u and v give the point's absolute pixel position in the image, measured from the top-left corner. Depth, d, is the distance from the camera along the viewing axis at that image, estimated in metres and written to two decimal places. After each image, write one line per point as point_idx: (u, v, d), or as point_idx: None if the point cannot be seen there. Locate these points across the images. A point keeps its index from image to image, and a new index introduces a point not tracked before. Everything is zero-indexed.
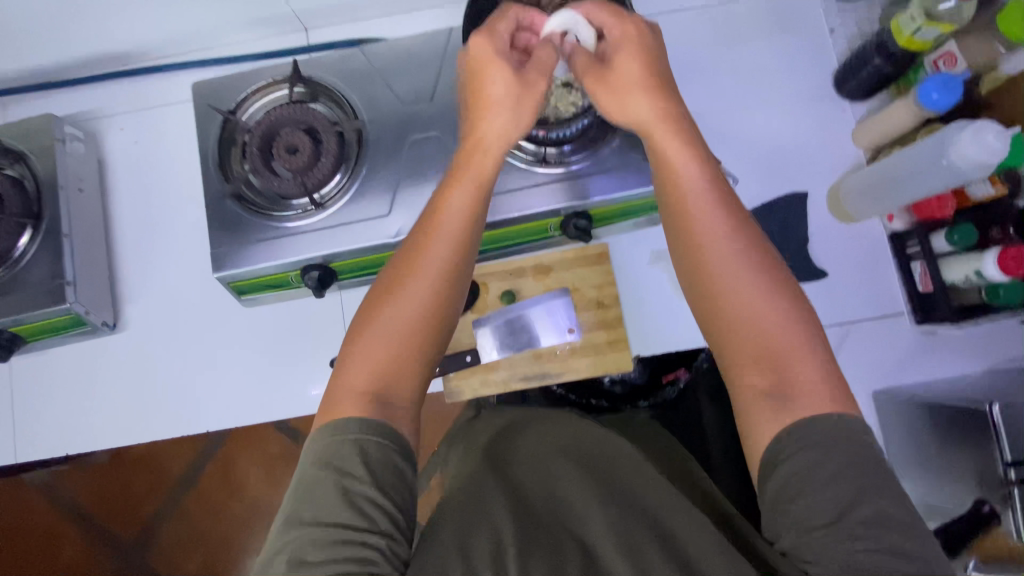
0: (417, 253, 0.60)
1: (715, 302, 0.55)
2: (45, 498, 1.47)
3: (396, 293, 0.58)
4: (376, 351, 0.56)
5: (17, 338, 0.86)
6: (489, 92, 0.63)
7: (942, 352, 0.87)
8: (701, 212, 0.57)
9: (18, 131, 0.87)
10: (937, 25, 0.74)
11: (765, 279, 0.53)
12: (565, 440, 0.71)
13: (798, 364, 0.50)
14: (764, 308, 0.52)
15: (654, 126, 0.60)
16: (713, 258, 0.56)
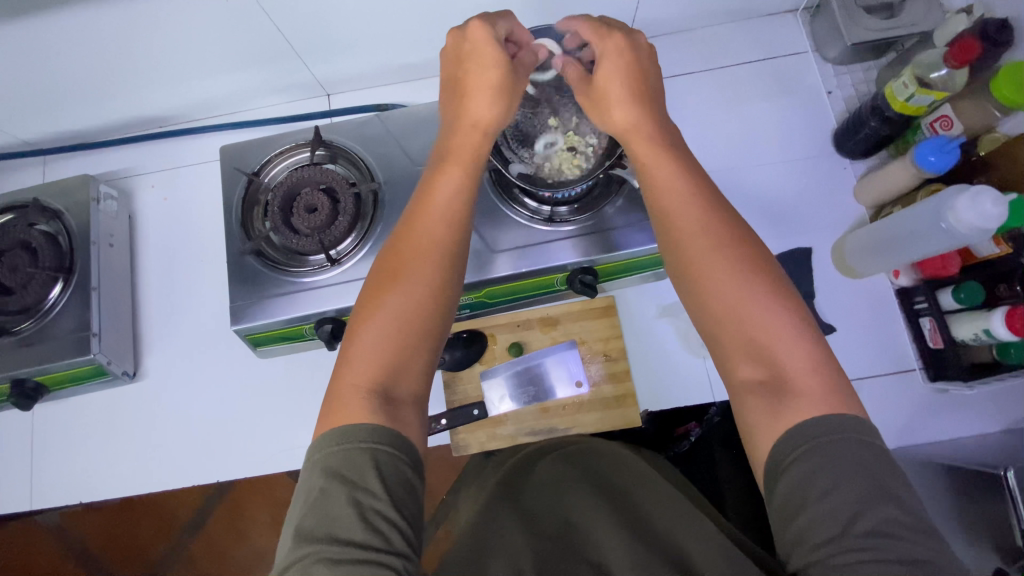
0: (414, 254, 0.62)
1: (710, 305, 0.56)
2: (54, 541, 1.47)
3: (392, 290, 0.60)
4: (373, 345, 0.58)
5: (41, 387, 0.89)
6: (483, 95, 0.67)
7: (956, 411, 0.85)
8: (693, 215, 0.59)
9: (57, 190, 0.93)
10: (929, 92, 0.77)
11: (752, 273, 0.56)
12: (578, 464, 0.72)
13: (792, 356, 0.52)
14: (756, 302, 0.54)
15: (650, 144, 0.64)
16: (707, 266, 0.57)
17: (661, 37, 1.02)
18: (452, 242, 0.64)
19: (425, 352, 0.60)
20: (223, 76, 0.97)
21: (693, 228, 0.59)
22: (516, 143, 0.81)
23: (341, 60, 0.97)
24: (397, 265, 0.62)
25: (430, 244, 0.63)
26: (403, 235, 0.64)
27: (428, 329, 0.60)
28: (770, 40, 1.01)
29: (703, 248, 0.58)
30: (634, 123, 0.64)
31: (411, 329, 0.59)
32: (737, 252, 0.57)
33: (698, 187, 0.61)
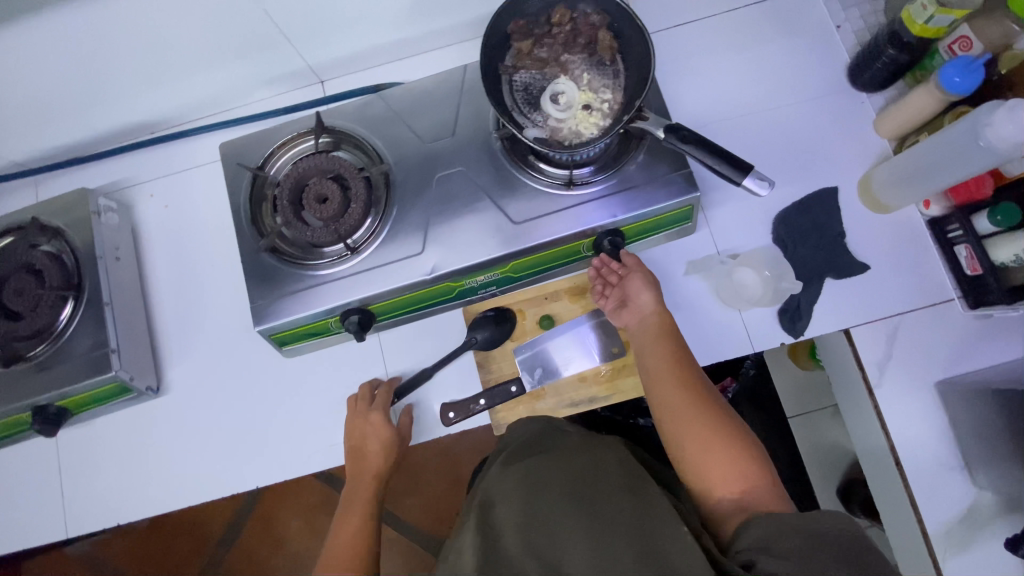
0: (347, 504, 0.79)
1: (686, 456, 0.68)
2: (88, 570, 1.45)
3: (352, 513, 0.78)
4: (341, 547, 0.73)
5: (64, 411, 0.87)
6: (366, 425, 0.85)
7: (1000, 336, 0.83)
8: (659, 358, 0.75)
9: (56, 207, 0.90)
10: (950, 11, 0.75)
11: (721, 431, 0.68)
12: (537, 478, 0.68)
13: (752, 484, 0.64)
14: (724, 459, 0.66)
15: (649, 305, 0.80)
16: (684, 430, 0.69)
17: None
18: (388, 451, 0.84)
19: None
20: (212, 71, 0.93)
21: (661, 380, 0.73)
22: (528, 106, 0.81)
23: (334, 43, 0.94)
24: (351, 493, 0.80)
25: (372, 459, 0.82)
26: (358, 420, 0.85)
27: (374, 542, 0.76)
28: None
29: (668, 387, 0.72)
30: (639, 316, 0.80)
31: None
32: (709, 420, 0.68)
33: (693, 395, 0.71)
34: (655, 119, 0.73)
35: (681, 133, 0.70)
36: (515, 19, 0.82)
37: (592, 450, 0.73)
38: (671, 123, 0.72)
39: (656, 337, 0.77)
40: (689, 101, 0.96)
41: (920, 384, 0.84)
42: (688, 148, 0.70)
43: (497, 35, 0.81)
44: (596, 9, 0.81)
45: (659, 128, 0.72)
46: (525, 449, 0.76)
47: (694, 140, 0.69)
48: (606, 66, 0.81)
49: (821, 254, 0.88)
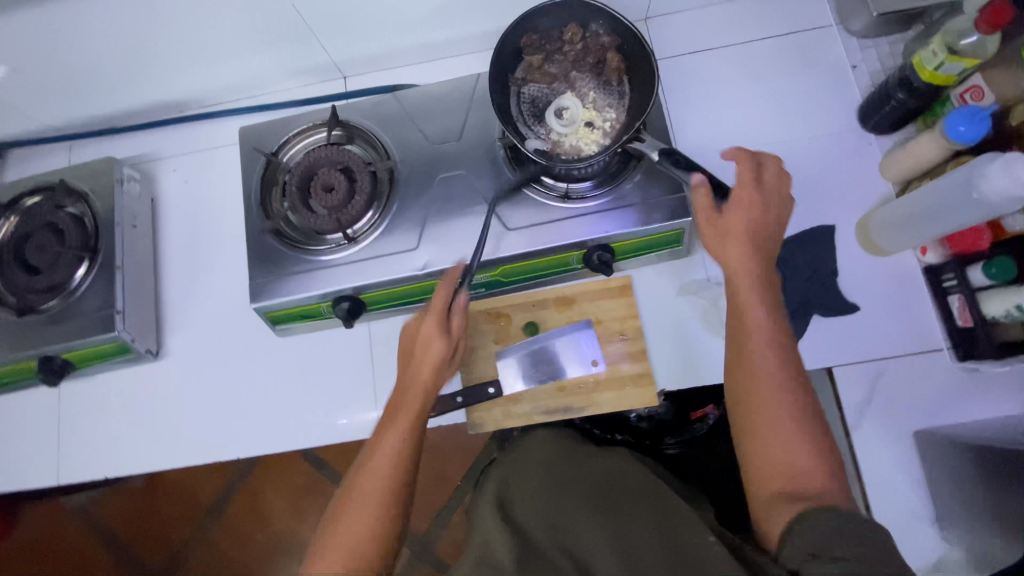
0: (359, 474, 0.69)
1: (753, 408, 0.63)
2: (85, 522, 1.52)
3: (354, 500, 0.67)
4: (355, 514, 0.66)
5: (68, 363, 0.92)
6: (425, 362, 0.75)
7: (987, 393, 0.82)
8: (754, 333, 0.65)
9: (83, 172, 0.95)
10: (960, 59, 0.74)
11: (798, 417, 0.61)
12: (560, 480, 0.77)
13: (809, 469, 0.59)
14: (790, 428, 0.60)
15: (743, 256, 0.67)
16: (766, 393, 0.62)
17: (678, 14, 1.01)
18: (427, 400, 0.74)
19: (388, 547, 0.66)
20: (241, 58, 0.98)
21: (750, 364, 0.64)
22: (533, 119, 0.84)
23: (357, 41, 0.98)
24: (373, 449, 0.71)
25: (406, 408, 0.73)
26: (406, 355, 0.77)
27: (393, 527, 0.67)
28: (793, 13, 0.99)
29: (751, 369, 0.64)
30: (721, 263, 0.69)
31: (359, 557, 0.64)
32: (790, 402, 0.61)
33: (787, 357, 0.64)
34: (651, 142, 0.75)
35: (675, 158, 0.72)
36: (527, 34, 0.83)
37: (610, 458, 0.80)
38: (666, 147, 0.74)
39: (751, 296, 0.67)
40: (694, 128, 0.97)
41: (898, 432, 0.83)
42: (679, 173, 0.72)
43: (508, 49, 0.83)
44: (607, 31, 0.83)
45: (652, 151, 0.75)
46: (541, 454, 0.82)
47: (686, 166, 0.71)
48: (612, 87, 0.84)
49: (811, 289, 0.88)
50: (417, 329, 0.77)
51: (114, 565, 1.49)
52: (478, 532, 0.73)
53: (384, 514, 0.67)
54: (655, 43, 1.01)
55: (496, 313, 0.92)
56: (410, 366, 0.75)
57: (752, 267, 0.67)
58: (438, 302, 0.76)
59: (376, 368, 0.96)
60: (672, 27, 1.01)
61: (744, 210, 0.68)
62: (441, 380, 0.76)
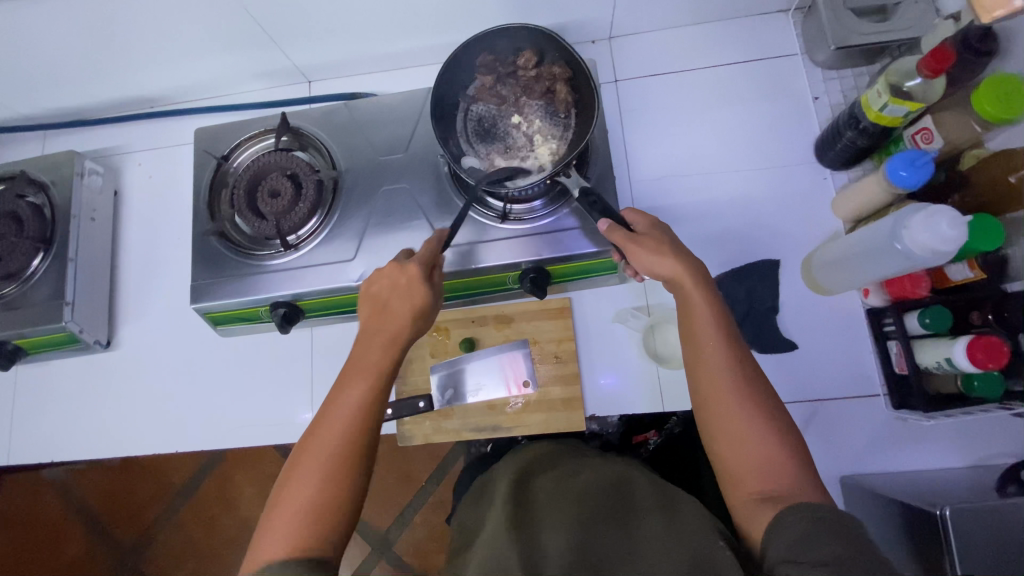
0: (312, 432, 0.63)
1: (716, 422, 0.59)
2: (59, 496, 1.54)
3: (303, 462, 0.60)
4: (290, 501, 0.59)
5: (20, 350, 0.95)
6: (393, 308, 0.68)
7: (912, 441, 0.81)
8: (705, 339, 0.62)
9: (45, 164, 0.98)
10: (903, 102, 0.71)
11: (761, 413, 0.58)
12: (572, 489, 0.70)
13: (781, 466, 0.55)
14: (755, 430, 0.57)
15: (670, 267, 0.66)
16: (722, 400, 0.59)
17: (643, 34, 1.00)
18: (389, 360, 0.67)
19: (336, 532, 0.58)
20: (203, 60, 0.99)
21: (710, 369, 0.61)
22: (475, 138, 0.83)
23: (317, 48, 0.99)
24: (328, 411, 0.64)
25: (367, 368, 0.66)
26: (370, 327, 0.69)
27: (348, 484, 0.60)
28: (758, 40, 0.97)
29: (710, 367, 0.61)
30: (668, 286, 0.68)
31: (300, 521, 0.58)
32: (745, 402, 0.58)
33: (735, 358, 0.61)
34: (576, 179, 0.76)
35: (591, 199, 0.73)
36: (482, 53, 0.81)
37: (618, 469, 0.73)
38: (588, 187, 0.75)
39: (696, 307, 0.64)
40: (648, 152, 0.96)
41: (824, 474, 0.82)
42: (594, 215, 0.72)
43: (459, 65, 0.82)
44: (560, 61, 0.80)
45: (575, 188, 0.75)
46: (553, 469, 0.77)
47: (600, 210, 0.72)
48: (559, 118, 0.81)
49: (748, 324, 0.87)
50: (374, 285, 0.70)
51: (88, 540, 1.51)
52: (491, 539, 0.66)
53: (336, 487, 0.59)
54: (617, 63, 1.00)
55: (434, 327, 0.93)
56: (375, 335, 0.68)
57: (688, 271, 0.65)
58: (414, 265, 0.69)
59: (317, 373, 0.97)
60: (636, 48, 1.00)
61: (643, 250, 0.67)
62: (413, 334, 0.69)
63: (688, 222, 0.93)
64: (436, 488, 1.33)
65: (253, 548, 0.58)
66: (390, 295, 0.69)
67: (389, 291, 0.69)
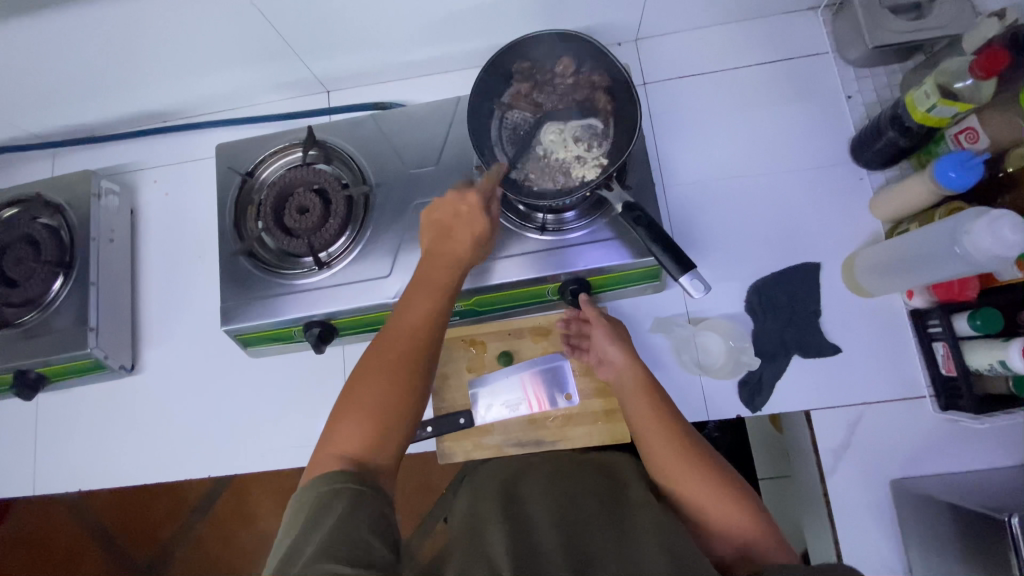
0: (388, 328, 0.65)
1: (685, 493, 0.63)
2: (72, 516, 1.48)
3: (387, 347, 0.63)
4: (358, 404, 0.59)
5: (43, 377, 0.92)
6: (456, 228, 0.71)
7: (960, 443, 0.81)
8: (644, 415, 0.68)
9: (60, 184, 0.94)
10: (953, 103, 0.71)
11: (709, 473, 0.62)
12: (563, 487, 0.71)
13: (747, 522, 0.59)
14: (708, 488, 0.61)
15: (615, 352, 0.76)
16: (679, 470, 0.63)
17: (670, 35, 0.98)
18: (457, 277, 0.69)
19: (405, 428, 0.60)
20: (221, 73, 0.96)
21: (654, 442, 0.66)
22: (511, 146, 0.81)
23: (339, 57, 0.96)
24: (393, 322, 0.66)
25: (433, 283, 0.68)
26: (433, 245, 0.71)
27: (426, 354, 0.64)
28: (788, 39, 0.96)
29: (657, 438, 0.66)
30: (614, 369, 0.76)
31: (383, 421, 0.59)
32: (702, 465, 0.63)
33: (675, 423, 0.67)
34: (618, 192, 0.74)
35: (636, 215, 0.71)
36: (519, 61, 0.80)
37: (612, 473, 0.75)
38: (632, 200, 0.73)
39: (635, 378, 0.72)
40: (680, 156, 0.95)
41: (872, 479, 0.82)
42: (639, 231, 0.70)
43: (497, 73, 0.80)
44: (598, 69, 0.79)
45: (619, 203, 0.73)
46: (551, 469, 0.77)
47: (646, 225, 0.70)
48: (597, 127, 0.79)
49: (790, 330, 0.86)
50: (438, 210, 0.73)
51: (102, 560, 1.45)
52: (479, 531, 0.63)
53: (404, 387, 0.61)
54: (645, 65, 0.98)
55: (470, 341, 0.91)
56: (437, 253, 0.70)
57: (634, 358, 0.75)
58: (473, 194, 0.73)
59: None
60: (664, 49, 0.98)
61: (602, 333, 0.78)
62: (473, 258, 0.71)
63: (724, 227, 0.91)
64: None
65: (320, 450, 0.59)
66: (453, 221, 0.72)
67: (454, 218, 0.72)
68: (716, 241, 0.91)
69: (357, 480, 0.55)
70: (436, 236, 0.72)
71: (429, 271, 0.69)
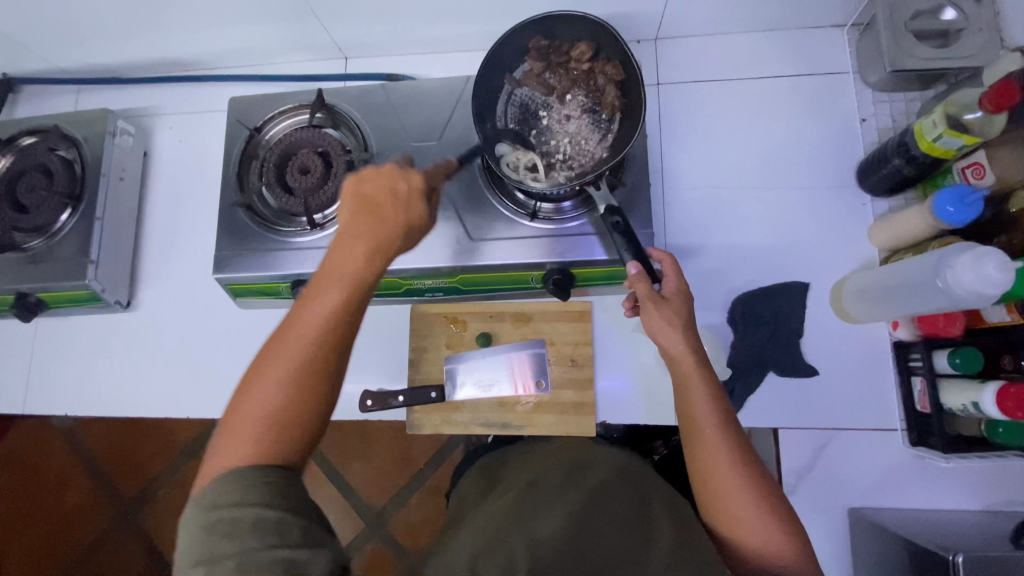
0: (291, 321, 0.59)
1: (720, 503, 0.60)
2: (66, 443, 1.54)
3: (290, 347, 0.57)
4: (247, 410, 0.55)
5: (41, 303, 0.96)
6: (384, 218, 0.62)
7: (926, 481, 0.80)
8: (702, 417, 0.62)
9: (78, 119, 0.97)
10: (960, 136, 0.70)
11: (755, 485, 0.59)
12: (575, 476, 0.72)
13: (780, 546, 0.57)
14: (752, 515, 0.58)
15: (677, 338, 0.65)
16: (723, 482, 0.60)
17: (690, 38, 0.97)
18: (377, 267, 0.61)
19: (308, 429, 0.56)
20: (242, 29, 0.98)
21: (709, 456, 0.61)
22: (515, 124, 0.81)
23: (358, 26, 0.97)
24: (297, 314, 0.59)
25: (345, 276, 0.60)
26: (352, 226, 0.62)
27: (332, 347, 0.58)
28: (809, 55, 0.94)
29: (703, 446, 0.62)
30: (666, 359, 0.67)
31: (274, 427, 0.54)
32: (745, 475, 0.59)
33: (727, 425, 0.62)
34: (605, 193, 0.74)
35: (614, 220, 0.71)
36: (537, 36, 0.78)
37: (628, 470, 0.73)
38: (615, 204, 0.73)
39: (698, 383, 0.64)
40: (684, 161, 0.94)
41: (831, 504, 0.82)
42: (614, 235, 0.71)
43: (513, 45, 0.79)
44: (615, 60, 0.77)
45: (603, 204, 0.73)
46: (558, 458, 0.78)
47: (622, 231, 0.71)
48: (602, 119, 0.78)
49: (770, 346, 0.86)
50: (361, 185, 0.64)
51: (90, 489, 1.51)
52: (492, 515, 0.68)
53: (310, 385, 0.56)
54: (661, 64, 0.97)
55: (451, 318, 0.92)
56: (359, 239, 0.61)
57: (696, 346, 0.65)
58: (418, 178, 0.65)
59: None
60: (681, 50, 0.97)
61: (658, 314, 0.66)
62: (405, 246, 0.64)
63: (718, 236, 0.91)
64: (434, 473, 1.33)
65: (212, 450, 0.55)
66: (381, 202, 0.63)
67: (386, 199, 0.63)
68: (709, 249, 0.91)
69: (277, 480, 0.52)
70: (357, 213, 0.63)
71: (342, 255, 0.61)
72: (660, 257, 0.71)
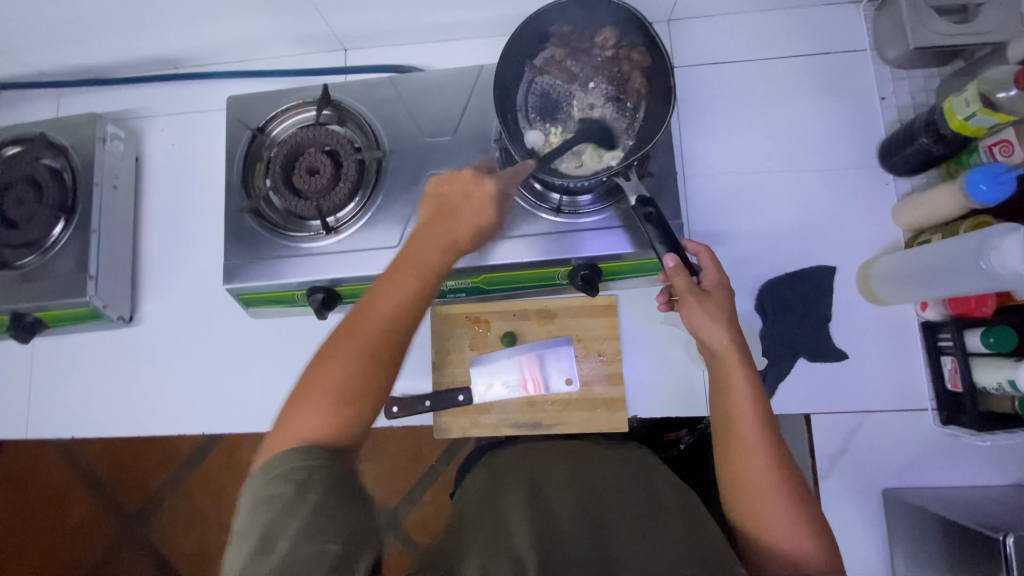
0: (368, 300, 0.59)
1: (751, 503, 0.59)
2: (63, 460, 1.48)
3: (364, 326, 0.57)
4: (314, 389, 0.54)
5: (39, 322, 0.90)
6: (460, 215, 0.66)
7: (957, 458, 0.81)
8: (741, 415, 0.61)
9: (64, 125, 0.91)
10: (994, 114, 0.69)
11: (787, 487, 0.58)
12: (586, 480, 0.70)
13: (807, 549, 0.56)
14: (782, 514, 0.57)
15: (718, 330, 0.64)
16: (756, 480, 0.59)
17: (705, 19, 0.94)
18: (445, 262, 0.63)
19: (373, 411, 0.55)
20: (235, 23, 0.92)
21: (747, 451, 0.60)
22: (537, 114, 0.78)
23: (359, 17, 0.92)
24: (370, 298, 0.59)
25: (416, 271, 0.61)
26: (430, 225, 0.65)
27: (403, 337, 0.58)
28: (826, 32, 0.92)
29: (741, 444, 0.60)
30: (705, 350, 0.66)
31: (341, 410, 0.53)
32: (779, 476, 0.59)
33: (766, 424, 0.61)
34: (635, 184, 0.72)
35: (647, 211, 0.69)
36: (559, 22, 0.74)
37: (647, 475, 0.71)
38: (646, 194, 0.71)
39: (739, 379, 0.62)
40: (703, 147, 0.92)
41: (864, 486, 0.82)
42: (648, 228, 0.69)
43: (534, 32, 0.74)
44: (640, 45, 0.73)
45: (633, 195, 0.71)
46: (564, 459, 0.76)
47: (656, 222, 0.69)
48: (627, 108, 0.76)
49: (799, 332, 0.86)
50: (457, 187, 0.68)
51: (92, 505, 1.46)
52: (500, 507, 0.65)
53: (382, 360, 0.56)
54: (675, 46, 0.94)
55: (474, 319, 0.90)
56: (435, 235, 0.64)
57: (738, 339, 0.64)
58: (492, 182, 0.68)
59: None
60: (696, 31, 0.94)
61: (699, 308, 0.64)
62: (472, 246, 0.67)
63: (741, 223, 0.89)
64: (451, 469, 1.31)
65: (281, 425, 0.53)
66: (460, 204, 0.67)
67: (460, 199, 0.67)
68: (733, 237, 0.89)
69: (339, 458, 0.51)
70: (437, 212, 0.66)
71: (420, 249, 0.63)
72: (696, 249, 0.70)
